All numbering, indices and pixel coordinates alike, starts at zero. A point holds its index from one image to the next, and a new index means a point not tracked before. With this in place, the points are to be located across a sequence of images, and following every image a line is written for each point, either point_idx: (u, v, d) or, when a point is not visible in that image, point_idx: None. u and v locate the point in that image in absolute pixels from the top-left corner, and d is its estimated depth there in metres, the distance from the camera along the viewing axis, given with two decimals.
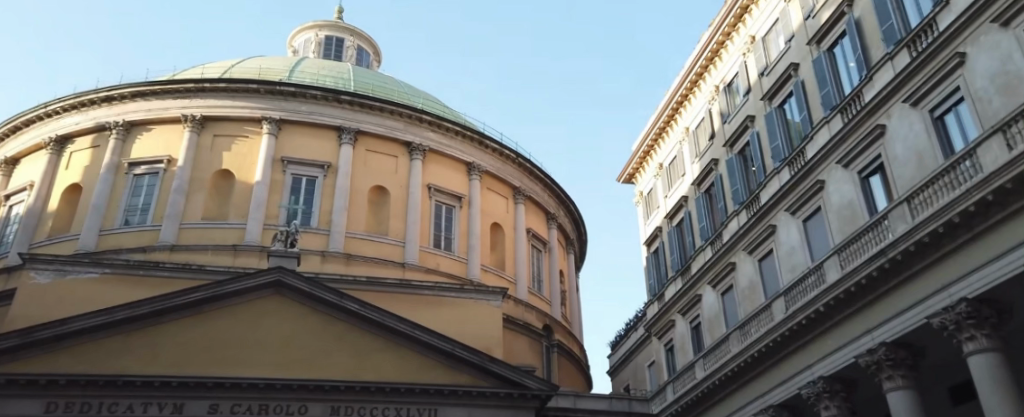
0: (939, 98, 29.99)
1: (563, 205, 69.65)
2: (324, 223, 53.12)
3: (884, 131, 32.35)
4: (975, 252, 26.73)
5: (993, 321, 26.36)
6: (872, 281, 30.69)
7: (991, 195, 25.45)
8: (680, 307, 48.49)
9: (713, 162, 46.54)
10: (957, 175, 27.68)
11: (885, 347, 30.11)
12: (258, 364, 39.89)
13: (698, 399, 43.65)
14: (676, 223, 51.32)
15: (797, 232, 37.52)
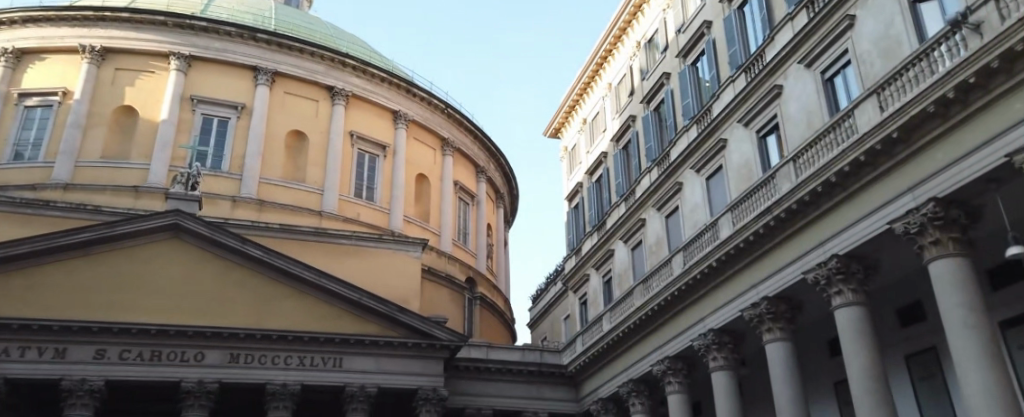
0: (828, 60, 30.33)
1: (494, 159, 68.99)
2: (236, 169, 51.42)
3: (781, 91, 32.69)
4: (850, 210, 26.48)
5: (861, 276, 26.50)
6: (758, 237, 31.12)
7: (863, 157, 24.81)
8: (595, 261, 48.79)
9: (631, 118, 46.62)
10: (842, 132, 28.00)
11: (766, 300, 30.80)
12: (152, 310, 38.65)
13: (602, 351, 44.13)
14: (595, 179, 51.49)
15: (700, 189, 38.02)
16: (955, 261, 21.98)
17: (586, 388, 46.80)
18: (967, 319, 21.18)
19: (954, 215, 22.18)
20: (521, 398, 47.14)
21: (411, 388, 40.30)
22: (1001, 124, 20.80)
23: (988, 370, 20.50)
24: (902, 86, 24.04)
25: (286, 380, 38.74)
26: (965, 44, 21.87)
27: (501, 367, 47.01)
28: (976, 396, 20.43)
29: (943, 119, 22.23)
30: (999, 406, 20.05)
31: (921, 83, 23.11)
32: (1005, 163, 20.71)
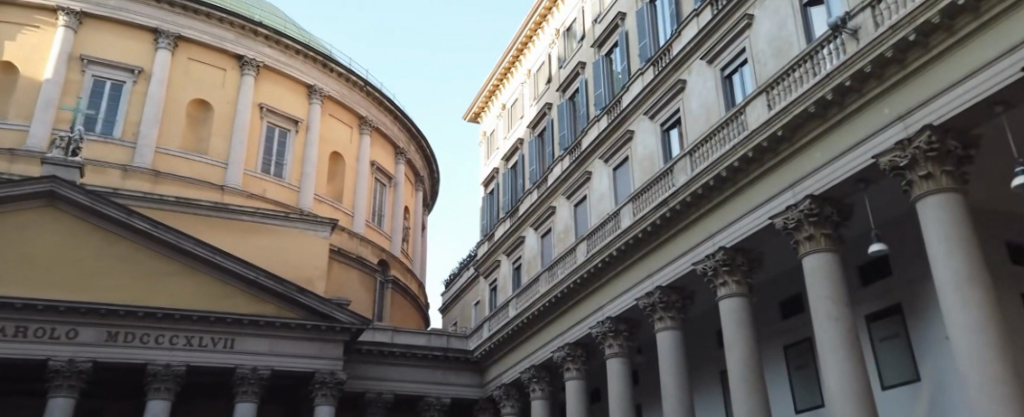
0: (729, 56, 27.11)
1: (411, 138, 60.88)
2: (129, 135, 44.81)
3: (684, 86, 29.22)
4: (738, 205, 24.42)
5: (745, 269, 24.30)
6: (651, 231, 28.05)
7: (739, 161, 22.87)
8: (506, 247, 43.61)
9: (548, 104, 41.45)
10: (731, 129, 25.30)
11: (657, 290, 27.63)
12: (16, 282, 32.58)
13: (507, 337, 38.14)
14: (511, 166, 46.37)
15: (605, 182, 34.03)
16: (824, 256, 19.52)
17: (492, 373, 40.37)
18: (832, 314, 18.75)
19: (829, 212, 19.71)
20: (425, 385, 40.44)
21: (306, 371, 34.79)
22: (874, 124, 18.22)
23: (845, 370, 18.03)
24: (789, 85, 22.08)
25: (171, 360, 33.08)
26: (843, 49, 19.66)
27: (409, 351, 40.30)
28: (839, 401, 17.86)
29: (819, 122, 19.73)
30: (850, 408, 17.64)
31: (805, 83, 20.97)
32: (872, 167, 18.33)
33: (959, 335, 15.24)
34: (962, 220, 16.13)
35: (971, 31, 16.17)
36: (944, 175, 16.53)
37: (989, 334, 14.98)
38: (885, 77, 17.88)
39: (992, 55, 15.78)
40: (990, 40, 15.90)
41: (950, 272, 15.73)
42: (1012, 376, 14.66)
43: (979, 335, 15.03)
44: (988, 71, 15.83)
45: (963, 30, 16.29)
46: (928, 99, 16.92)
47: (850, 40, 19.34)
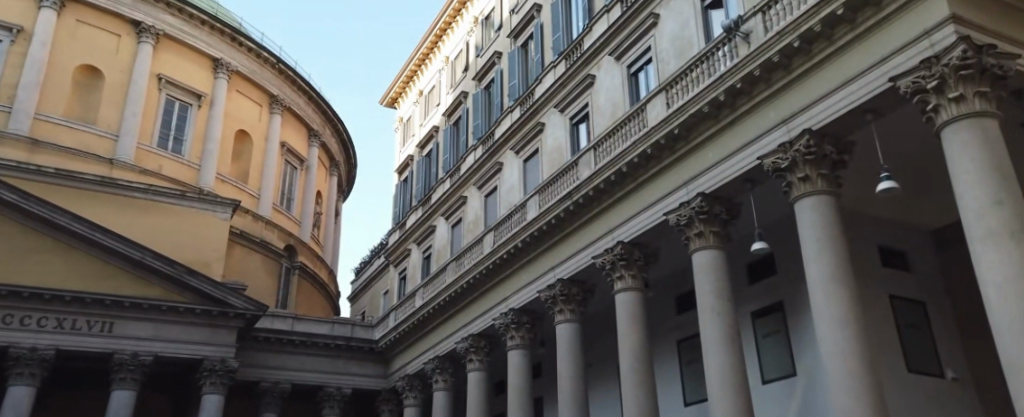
0: (635, 54, 23.64)
1: (328, 121, 50.08)
2: (5, 98, 35.67)
3: (594, 82, 25.27)
4: (596, 227, 22.56)
5: (582, 299, 23.57)
6: (542, 234, 24.69)
7: (622, 167, 20.76)
8: (416, 235, 36.83)
9: (464, 91, 35.61)
10: (632, 126, 21.78)
11: (509, 312, 26.11)
12: None
13: (418, 326, 31.72)
14: (423, 156, 39.65)
15: (480, 204, 31.15)
16: (713, 252, 17.61)
17: (396, 363, 33.65)
18: (716, 305, 17.03)
19: (636, 256, 20.81)
20: (330, 376, 33.99)
21: (193, 358, 28.70)
22: (745, 137, 16.78)
23: (727, 360, 16.43)
24: (684, 86, 19.74)
25: (37, 343, 26.65)
26: (735, 54, 17.69)
27: (311, 340, 33.88)
28: (716, 392, 16.31)
29: (694, 135, 18.29)
30: (722, 399, 16.12)
31: (697, 87, 18.99)
32: (755, 171, 16.60)
33: (824, 336, 12.98)
34: (833, 221, 13.93)
35: (847, 42, 14.21)
36: (818, 179, 14.36)
37: (853, 342, 12.73)
38: (763, 89, 16.09)
39: (865, 64, 13.81)
40: (866, 50, 13.89)
41: (819, 272, 13.48)
42: (873, 389, 12.36)
43: (842, 342, 12.79)
44: (861, 80, 13.80)
45: (839, 40, 14.34)
46: (812, 103, 14.72)
47: (740, 46, 17.49)
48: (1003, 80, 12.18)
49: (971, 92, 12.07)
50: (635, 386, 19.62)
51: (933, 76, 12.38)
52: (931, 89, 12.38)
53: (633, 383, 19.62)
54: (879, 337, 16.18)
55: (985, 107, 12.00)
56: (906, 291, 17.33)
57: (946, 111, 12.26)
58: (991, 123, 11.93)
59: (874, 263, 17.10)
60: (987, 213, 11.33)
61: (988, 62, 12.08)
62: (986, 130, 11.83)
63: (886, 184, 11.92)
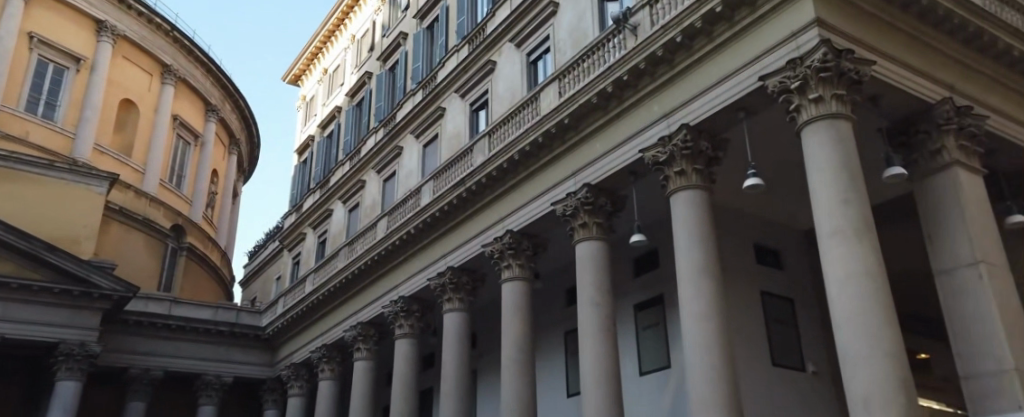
0: (534, 41, 18.15)
1: (236, 107, 39.33)
2: None
3: (493, 71, 19.30)
4: (472, 225, 17.97)
5: (473, 288, 18.26)
6: (435, 223, 18.84)
7: (514, 155, 16.45)
8: (311, 221, 27.39)
9: (337, 106, 28.34)
10: (526, 114, 16.70)
11: (398, 300, 19.63)
12: None
13: (295, 320, 24.66)
14: (299, 161, 31.45)
15: (376, 193, 23.57)
16: (596, 244, 14.71)
17: (282, 352, 25.98)
18: (593, 294, 14.44)
19: (525, 246, 16.51)
20: (209, 364, 26.17)
21: (48, 342, 22.14)
22: (625, 130, 14.12)
23: (599, 353, 13.93)
24: (575, 78, 15.39)
25: None
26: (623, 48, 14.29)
27: (190, 325, 25.95)
28: (586, 382, 13.86)
29: (558, 144, 15.67)
30: (590, 392, 13.76)
31: (586, 81, 14.84)
32: (638, 165, 13.86)
33: (687, 349, 11.77)
34: (707, 218, 12.46)
35: (726, 40, 12.14)
36: (691, 173, 12.64)
37: (714, 353, 11.48)
38: (648, 84, 13.55)
39: (742, 62, 11.79)
40: (742, 48, 11.89)
41: (687, 263, 12.16)
42: (732, 401, 11.20)
43: (705, 353, 11.55)
44: (737, 77, 11.77)
45: (719, 38, 12.23)
46: (695, 96, 12.55)
47: (627, 40, 14.17)
48: (860, 86, 9.96)
49: (828, 94, 9.83)
50: (514, 378, 15.63)
51: (796, 77, 10.08)
52: (795, 90, 10.10)
53: (512, 370, 15.73)
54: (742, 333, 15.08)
55: (839, 110, 9.78)
56: (777, 286, 16.27)
57: (807, 112, 10.01)
58: (845, 127, 9.74)
59: (750, 261, 16.03)
60: (832, 208, 9.34)
61: (846, 66, 9.83)
62: (840, 131, 9.67)
63: (751, 181, 11.56)
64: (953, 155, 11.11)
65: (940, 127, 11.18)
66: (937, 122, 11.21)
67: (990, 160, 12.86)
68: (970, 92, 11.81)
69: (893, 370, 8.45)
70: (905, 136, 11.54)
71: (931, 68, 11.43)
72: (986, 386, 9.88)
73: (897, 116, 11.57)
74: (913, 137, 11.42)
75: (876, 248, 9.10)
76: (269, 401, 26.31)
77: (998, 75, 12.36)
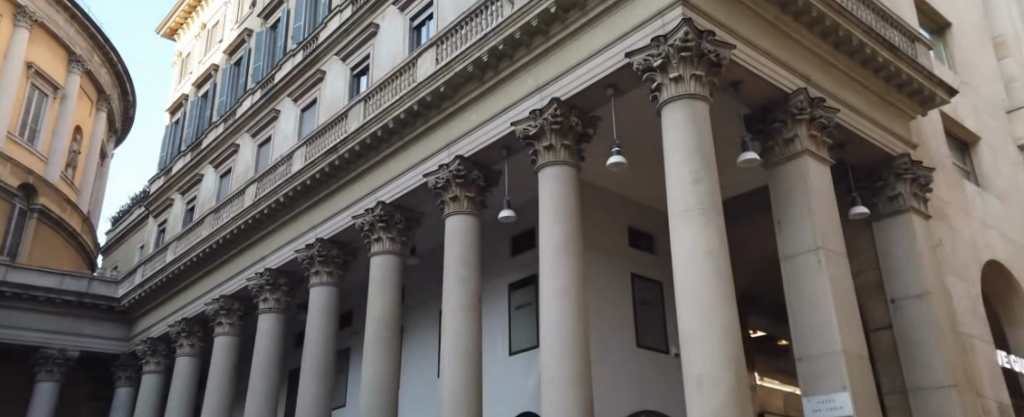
0: (418, 4, 17.13)
1: (107, 61, 37.22)
2: None
3: (376, 34, 18.32)
4: (342, 197, 16.58)
5: (343, 262, 16.94)
6: (306, 190, 17.26)
7: (389, 122, 15.03)
8: (180, 186, 25.94)
9: (213, 65, 26.97)
10: (403, 82, 15.51)
11: (263, 272, 18.32)
12: None
13: (156, 290, 23.18)
14: (172, 120, 29.86)
15: (247, 158, 22.11)
16: (465, 217, 13.78)
17: (139, 328, 24.70)
18: (460, 271, 13.42)
19: (398, 219, 15.33)
20: (51, 336, 24.04)
21: None
22: (500, 102, 13.31)
23: (459, 335, 12.90)
24: (452, 46, 14.50)
25: None
26: (499, 16, 13.60)
27: (30, 293, 23.72)
28: (446, 365, 12.75)
29: (434, 112, 14.47)
30: (449, 377, 12.63)
31: (462, 48, 14.04)
32: (509, 139, 13.13)
33: (543, 329, 11.10)
34: (575, 196, 11.92)
35: (598, 14, 11.83)
36: (560, 149, 12.05)
37: (567, 332, 10.93)
38: (524, 56, 12.89)
39: (612, 38, 11.52)
40: (613, 24, 11.61)
41: (551, 241, 11.54)
42: (584, 383, 10.68)
43: (557, 332, 10.96)
44: (606, 54, 11.50)
45: (591, 12, 11.91)
46: (567, 71, 12.09)
47: (504, 8, 13.47)
48: (720, 69, 10.08)
49: (688, 74, 9.94)
50: (375, 355, 14.47)
51: (658, 55, 10.14)
52: (658, 68, 10.13)
53: (376, 346, 14.52)
54: (605, 315, 15.10)
55: (698, 91, 9.88)
56: (648, 271, 16.44)
57: (667, 91, 10.08)
58: (702, 109, 9.87)
59: (620, 243, 16.08)
60: (683, 189, 9.41)
61: (706, 47, 9.97)
62: (695, 112, 9.77)
63: (615, 159, 11.15)
64: (804, 143, 11.54)
65: (794, 117, 11.59)
66: (792, 112, 11.60)
67: (839, 152, 13.44)
68: (822, 85, 12.31)
69: (728, 351, 8.56)
70: (763, 124, 11.89)
71: (789, 59, 11.82)
72: (818, 367, 10.25)
73: (757, 103, 11.87)
74: (770, 125, 11.80)
75: (722, 232, 9.21)
76: (123, 378, 24.77)
77: (849, 70, 12.96)
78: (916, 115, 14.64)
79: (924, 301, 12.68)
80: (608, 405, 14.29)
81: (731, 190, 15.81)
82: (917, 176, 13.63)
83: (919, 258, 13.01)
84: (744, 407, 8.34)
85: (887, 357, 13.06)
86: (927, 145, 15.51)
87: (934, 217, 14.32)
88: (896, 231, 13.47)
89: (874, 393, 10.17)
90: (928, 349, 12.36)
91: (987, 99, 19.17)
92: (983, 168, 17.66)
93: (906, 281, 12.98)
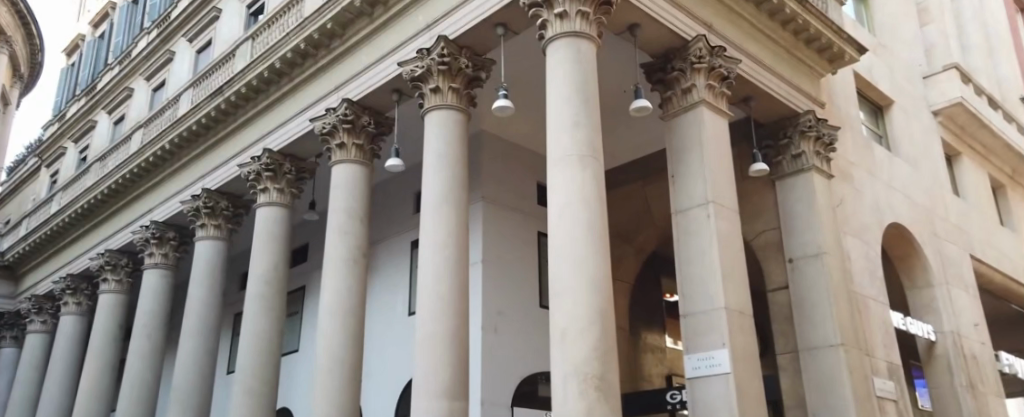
0: None
1: (8, 0, 34.85)
2: None
3: None
4: (230, 144, 15.37)
5: (234, 215, 15.72)
6: (194, 136, 15.98)
7: (274, 62, 13.79)
8: (72, 133, 24.32)
9: (111, 3, 25.39)
10: (291, 18, 14.38)
11: (149, 226, 17.06)
12: None
13: (42, 242, 21.73)
14: (70, 62, 28.10)
15: (142, 103, 20.68)
16: (353, 167, 12.54)
17: (23, 285, 23.33)
18: (345, 223, 12.24)
19: (287, 169, 14.02)
20: None
21: None
22: (391, 40, 12.18)
23: (342, 292, 11.76)
24: None
25: None
26: None
27: None
28: (323, 320, 11.64)
29: (323, 52, 13.25)
30: (327, 335, 11.53)
31: None
32: (399, 81, 12.01)
33: (421, 283, 10.28)
34: (463, 142, 11.03)
35: None
36: (447, 92, 11.09)
37: (446, 286, 10.15)
38: None
39: None
40: None
41: (434, 189, 10.69)
42: (464, 343, 9.98)
43: (434, 287, 10.17)
44: None
45: None
46: (457, 7, 11.15)
47: None
48: (609, 7, 9.44)
49: (573, 10, 9.24)
50: (256, 313, 13.12)
51: None
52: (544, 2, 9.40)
53: (258, 305, 13.12)
54: (506, 276, 14.41)
55: (583, 29, 9.22)
56: None
57: (552, 28, 9.37)
58: (587, 49, 9.21)
59: (526, 199, 15.40)
60: (562, 133, 8.80)
61: None
62: (580, 52, 9.12)
63: (501, 102, 10.07)
64: (702, 93, 11.02)
65: (693, 65, 11.03)
66: (690, 60, 11.04)
67: (744, 106, 12.97)
68: (723, 33, 11.83)
69: (597, 305, 8.06)
70: (662, 74, 11.37)
71: (689, 3, 11.27)
72: (701, 324, 9.84)
73: (658, 49, 11.28)
74: (669, 74, 11.27)
75: (600, 179, 8.65)
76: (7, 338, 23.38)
77: (753, 20, 12.51)
78: (826, 73, 14.29)
79: (820, 261, 12.39)
80: (507, 372, 13.73)
81: (636, 147, 15.25)
82: (821, 133, 13.28)
83: (818, 216, 12.71)
84: (607, 363, 7.89)
85: (783, 316, 12.80)
86: (836, 104, 15.20)
87: (837, 176, 14.04)
88: (798, 190, 13.12)
89: (755, 351, 9.86)
90: (823, 312, 12.08)
91: (905, 63, 18.94)
92: (895, 132, 17.47)
93: (804, 240, 12.69)
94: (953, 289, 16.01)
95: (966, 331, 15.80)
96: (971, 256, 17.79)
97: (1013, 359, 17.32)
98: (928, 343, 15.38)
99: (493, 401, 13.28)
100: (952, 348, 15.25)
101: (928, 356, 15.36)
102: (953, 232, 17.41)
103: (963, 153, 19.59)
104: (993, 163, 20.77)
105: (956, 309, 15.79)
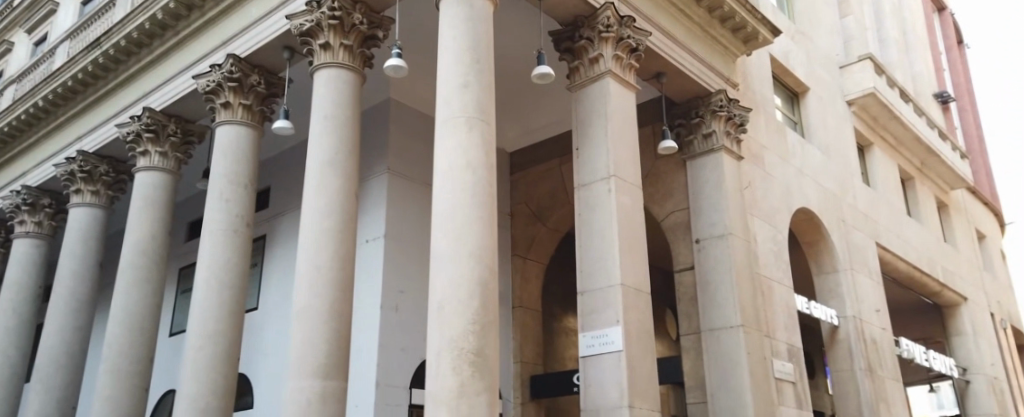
0: None
1: None
2: None
3: None
4: (109, 102, 14.33)
5: (114, 181, 14.68)
6: (69, 93, 14.85)
7: (156, 14, 12.83)
8: None
9: None
10: None
11: (20, 191, 15.85)
12: None
13: None
14: None
15: (23, 58, 19.30)
16: (239, 129, 11.76)
17: None
18: (230, 189, 11.43)
19: (171, 130, 13.13)
20: None
21: None
22: None
23: (223, 260, 10.97)
24: None
25: None
26: None
27: None
28: (198, 290, 10.81)
29: (209, 4, 12.40)
30: (202, 306, 10.71)
31: None
32: (289, 39, 11.27)
33: (301, 252, 9.61)
34: (354, 104, 10.38)
35: None
36: (339, 50, 10.41)
37: (326, 255, 9.51)
38: None
39: None
40: None
41: (320, 152, 10.02)
42: (343, 316, 9.39)
43: (315, 256, 9.52)
44: None
45: None
46: None
47: None
48: None
49: None
50: (132, 284, 12.22)
51: None
52: None
53: (134, 275, 12.23)
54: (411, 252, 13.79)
55: None
56: None
57: None
58: (481, 6, 8.68)
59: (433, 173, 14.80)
60: (448, 94, 8.27)
61: None
62: (473, 9, 8.59)
63: (395, 62, 9.43)
64: (609, 64, 10.60)
65: (600, 34, 10.59)
66: (598, 29, 10.61)
67: (655, 83, 12.62)
68: (632, 3, 11.46)
69: (475, 275, 7.59)
70: (569, 43, 10.88)
71: None
72: (597, 302, 9.46)
73: (565, 16, 10.83)
74: (576, 43, 10.79)
75: (487, 142, 8.15)
76: None
77: None
78: (741, 54, 14.08)
79: (724, 241, 12.18)
80: (406, 352, 13.13)
81: (550, 121, 14.83)
82: (731, 113, 13.05)
83: (723, 196, 12.49)
84: (483, 338, 7.47)
85: (687, 297, 12.55)
86: (750, 86, 15.05)
87: (747, 158, 13.87)
88: (707, 170, 12.88)
89: (650, 329, 9.54)
90: (726, 294, 11.86)
91: (823, 51, 18.97)
92: (809, 118, 17.47)
93: (710, 220, 12.46)
94: (857, 275, 16.08)
95: (867, 317, 15.89)
96: (877, 244, 17.95)
97: (913, 347, 17.55)
98: (831, 329, 15.39)
99: (390, 383, 12.65)
100: (854, 334, 15.28)
101: (831, 340, 15.38)
102: (860, 219, 17.52)
103: (874, 143, 19.78)
104: (903, 154, 21.05)
105: (859, 295, 15.87)
